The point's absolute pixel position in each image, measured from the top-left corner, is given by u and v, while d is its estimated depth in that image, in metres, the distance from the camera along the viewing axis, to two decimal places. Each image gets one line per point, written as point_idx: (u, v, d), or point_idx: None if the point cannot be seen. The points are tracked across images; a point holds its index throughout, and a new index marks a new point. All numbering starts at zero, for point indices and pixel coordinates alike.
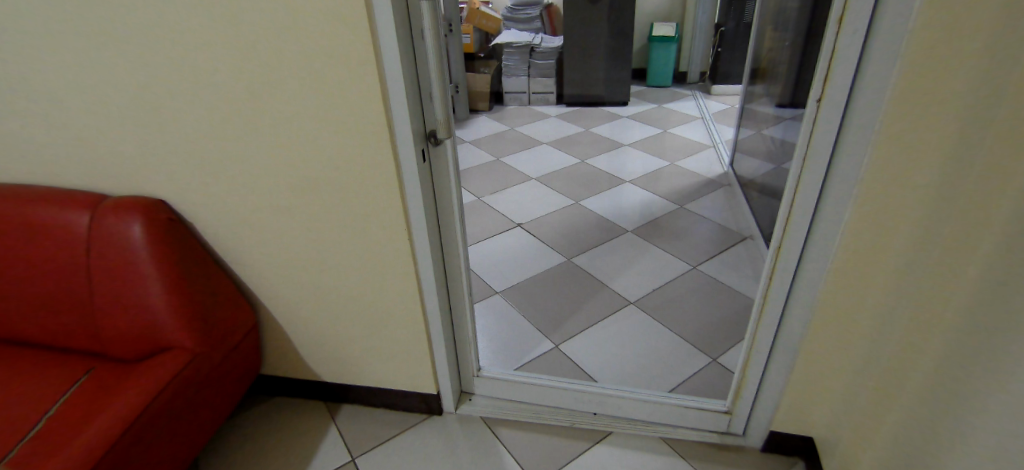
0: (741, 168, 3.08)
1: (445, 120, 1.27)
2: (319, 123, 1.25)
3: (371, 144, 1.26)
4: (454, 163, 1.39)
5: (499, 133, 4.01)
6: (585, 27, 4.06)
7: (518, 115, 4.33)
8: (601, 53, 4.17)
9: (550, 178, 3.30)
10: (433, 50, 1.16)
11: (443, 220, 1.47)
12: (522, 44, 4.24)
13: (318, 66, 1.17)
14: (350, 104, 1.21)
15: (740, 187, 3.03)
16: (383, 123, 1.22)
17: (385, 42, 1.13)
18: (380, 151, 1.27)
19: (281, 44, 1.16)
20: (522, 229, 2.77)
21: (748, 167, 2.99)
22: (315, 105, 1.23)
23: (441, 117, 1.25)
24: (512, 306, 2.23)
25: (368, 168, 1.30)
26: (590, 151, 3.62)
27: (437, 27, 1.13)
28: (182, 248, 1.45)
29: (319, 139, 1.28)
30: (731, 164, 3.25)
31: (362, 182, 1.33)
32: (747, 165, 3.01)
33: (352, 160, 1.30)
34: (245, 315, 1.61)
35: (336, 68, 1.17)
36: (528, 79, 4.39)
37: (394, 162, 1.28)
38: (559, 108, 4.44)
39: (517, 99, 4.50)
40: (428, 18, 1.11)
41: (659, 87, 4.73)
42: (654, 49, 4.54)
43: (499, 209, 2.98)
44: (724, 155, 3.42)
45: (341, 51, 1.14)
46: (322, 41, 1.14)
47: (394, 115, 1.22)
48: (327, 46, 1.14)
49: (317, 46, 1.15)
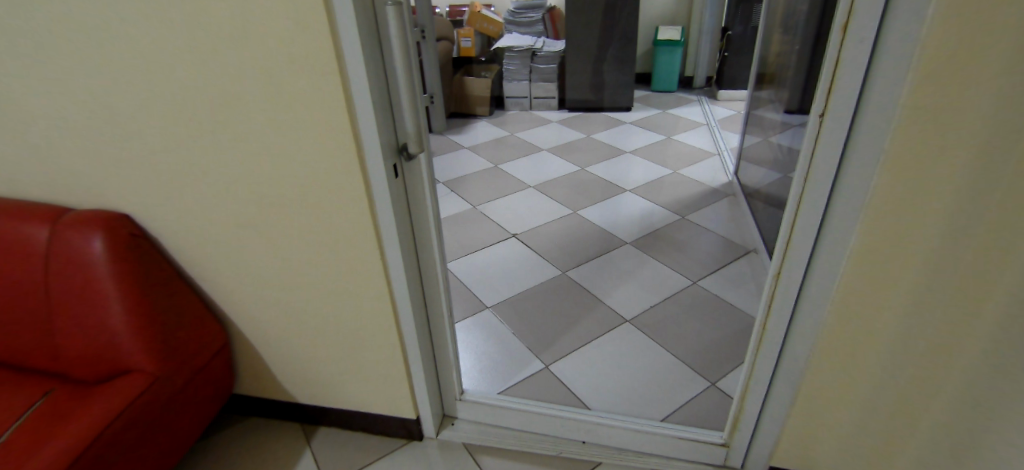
0: (746, 178, 2.97)
1: (417, 134, 1.18)
2: (283, 135, 1.17)
3: (339, 157, 1.18)
4: (429, 178, 1.30)
5: (498, 139, 3.92)
6: (587, 31, 3.98)
7: (518, 120, 4.23)
8: (604, 58, 4.07)
9: (549, 186, 3.20)
10: (400, 59, 1.08)
11: (420, 238, 1.38)
12: (523, 48, 4.15)
13: (279, 74, 1.09)
14: (315, 115, 1.13)
15: (746, 197, 2.91)
16: (349, 135, 1.14)
17: (346, 45, 1.04)
18: (348, 166, 1.19)
19: (239, 46, 1.07)
20: (516, 240, 2.68)
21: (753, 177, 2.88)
22: (278, 112, 1.14)
23: (411, 130, 1.16)
24: (504, 322, 2.13)
25: (338, 182, 1.22)
26: (591, 159, 3.51)
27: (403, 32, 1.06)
28: (145, 264, 1.37)
29: (282, 149, 1.19)
30: (736, 173, 3.14)
31: (331, 197, 1.25)
32: (753, 176, 2.90)
33: (318, 171, 1.21)
34: (213, 335, 1.52)
35: (297, 78, 1.09)
36: (529, 84, 4.29)
37: (363, 177, 1.20)
38: (561, 113, 4.33)
39: (518, 104, 4.39)
40: (395, 25, 1.05)
41: (664, 92, 4.62)
42: (659, 53, 4.44)
43: (495, 218, 2.88)
44: (729, 164, 3.31)
45: (303, 61, 1.06)
46: (283, 48, 1.06)
47: (361, 128, 1.14)
48: (287, 49, 1.06)
49: (279, 53, 1.06)
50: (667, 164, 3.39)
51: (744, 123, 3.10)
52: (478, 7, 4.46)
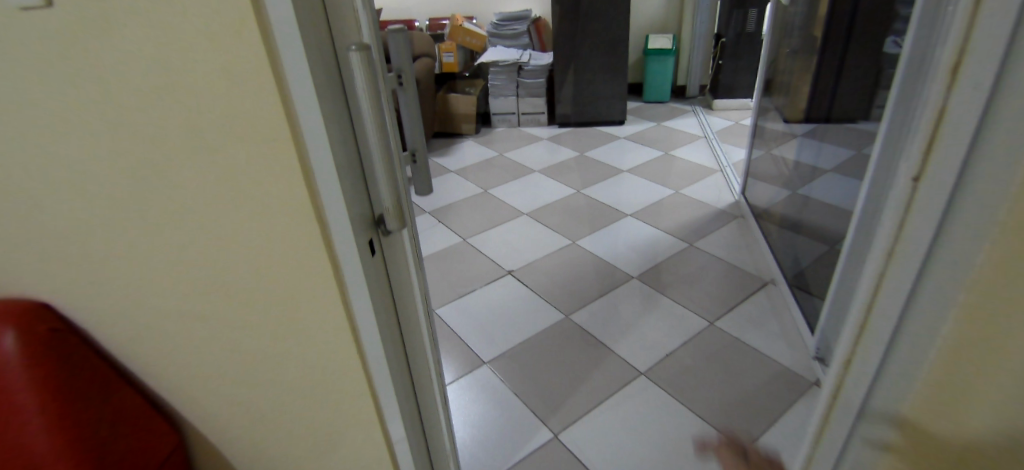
0: (758, 199, 2.81)
1: (397, 207, 0.91)
2: (210, 229, 0.84)
3: (298, 250, 0.88)
4: (414, 253, 1.04)
5: (486, 160, 3.69)
6: (576, 42, 3.78)
7: (506, 138, 4.00)
8: (594, 70, 3.88)
9: (544, 213, 2.98)
10: (370, 117, 0.82)
11: (405, 323, 1.15)
12: (509, 63, 3.92)
13: (198, 150, 0.76)
14: (260, 199, 0.81)
15: (757, 220, 2.71)
16: (311, 220, 0.84)
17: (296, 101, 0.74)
18: (312, 259, 0.89)
19: (138, 102, 0.73)
20: (513, 278, 2.45)
21: (772, 197, 2.70)
22: (199, 200, 0.81)
23: (389, 202, 0.90)
24: (505, 380, 1.90)
25: (299, 279, 0.92)
26: (586, 179, 3.29)
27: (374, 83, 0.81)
28: (76, 366, 0.97)
29: (224, 243, 0.86)
30: (743, 192, 2.94)
31: (291, 298, 0.95)
32: (771, 199, 2.70)
33: (277, 262, 0.89)
34: (171, 450, 1.11)
35: (228, 152, 0.77)
36: (516, 99, 4.06)
37: (334, 270, 0.91)
38: (551, 129, 4.11)
39: (506, 120, 4.16)
40: (361, 75, 0.79)
41: (657, 102, 4.42)
42: (650, 62, 4.24)
43: (488, 253, 2.65)
44: (733, 182, 3.11)
45: (234, 130, 0.75)
46: (201, 113, 0.73)
47: (327, 210, 0.84)
48: (217, 106, 0.73)
49: (194, 121, 0.74)
50: (668, 183, 3.18)
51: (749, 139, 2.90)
52: (460, 20, 4.24)
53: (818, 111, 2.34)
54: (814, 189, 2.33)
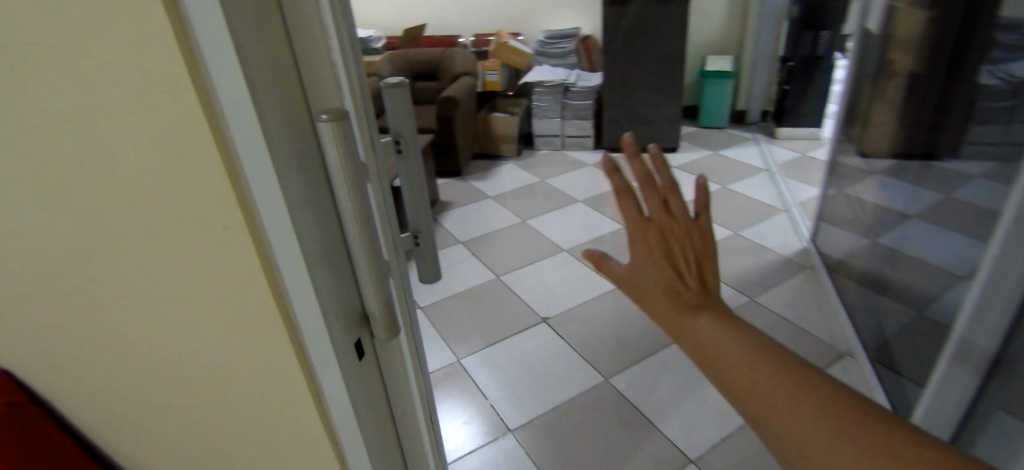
0: (829, 246, 2.49)
1: (384, 312, 0.67)
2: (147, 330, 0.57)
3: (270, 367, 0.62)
4: (416, 368, 0.81)
5: (526, 186, 3.45)
6: (627, 63, 3.53)
7: (548, 163, 3.76)
8: (647, 94, 3.61)
9: (585, 250, 2.71)
10: (347, 197, 0.58)
11: (405, 449, 0.87)
12: (554, 83, 3.69)
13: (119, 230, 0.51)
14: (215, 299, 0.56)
15: (832, 279, 2.39)
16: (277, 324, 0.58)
17: (249, 187, 0.51)
18: (287, 375, 0.63)
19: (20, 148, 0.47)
20: (547, 326, 2.20)
21: (846, 246, 2.37)
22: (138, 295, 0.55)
23: (375, 305, 0.65)
24: (532, 456, 1.66)
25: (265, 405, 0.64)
26: None
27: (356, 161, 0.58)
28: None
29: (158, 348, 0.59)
30: (813, 239, 2.63)
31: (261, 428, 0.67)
32: (844, 242, 2.38)
33: (245, 368, 0.62)
34: None
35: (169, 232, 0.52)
36: (561, 122, 3.82)
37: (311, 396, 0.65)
38: (597, 154, 3.84)
39: (549, 143, 3.91)
40: (335, 153, 0.56)
41: (713, 128, 4.09)
42: (706, 86, 3.92)
43: (522, 294, 2.40)
44: (802, 226, 2.76)
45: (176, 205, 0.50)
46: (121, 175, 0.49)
47: (300, 316, 0.59)
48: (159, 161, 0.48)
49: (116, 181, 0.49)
50: (725, 223, 2.86)
51: (825, 178, 2.57)
52: (506, 37, 4.05)
53: (897, 143, 2.01)
54: (894, 235, 2.00)
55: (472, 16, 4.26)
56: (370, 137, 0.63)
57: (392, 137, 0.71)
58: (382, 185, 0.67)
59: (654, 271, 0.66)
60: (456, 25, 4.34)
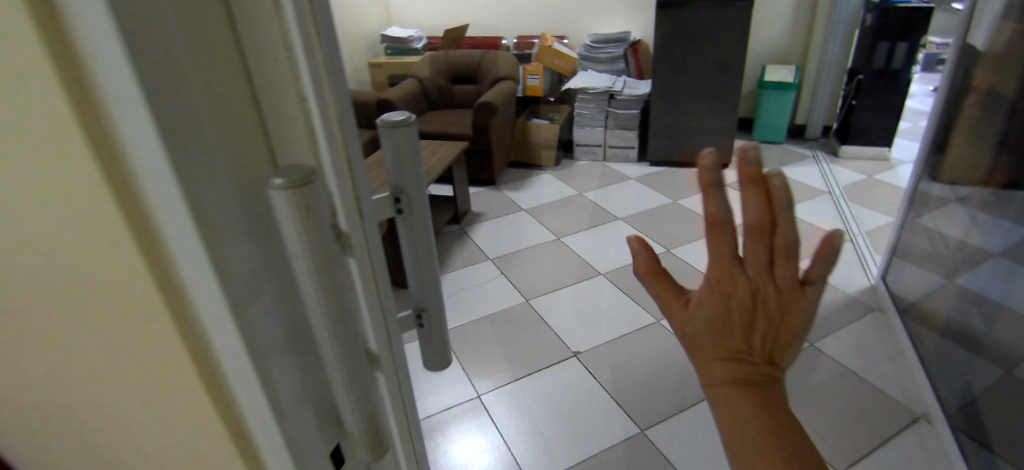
0: (907, 279, 2.16)
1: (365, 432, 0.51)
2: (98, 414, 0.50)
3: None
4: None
5: (562, 199, 3.25)
6: (679, 71, 3.28)
7: (588, 174, 3.54)
8: (698, 105, 3.35)
9: (624, 275, 2.48)
10: (315, 296, 0.43)
11: None
12: (599, 90, 3.46)
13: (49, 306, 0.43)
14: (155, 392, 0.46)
15: (904, 325, 2.07)
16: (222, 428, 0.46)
17: (193, 295, 0.39)
18: None
19: None
20: (578, 362, 2.00)
21: (928, 286, 2.04)
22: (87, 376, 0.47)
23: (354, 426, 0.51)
24: None
25: None
26: (678, 234, 2.76)
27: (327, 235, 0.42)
28: None
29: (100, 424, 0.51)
30: (883, 277, 2.32)
31: None
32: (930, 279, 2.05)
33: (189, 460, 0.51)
34: None
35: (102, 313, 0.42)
36: (604, 131, 3.59)
37: None
38: (640, 166, 3.59)
39: (590, 153, 3.68)
40: (293, 227, 0.39)
41: (769, 143, 3.77)
42: (763, 97, 3.62)
43: (552, 322, 2.21)
44: (871, 262, 2.46)
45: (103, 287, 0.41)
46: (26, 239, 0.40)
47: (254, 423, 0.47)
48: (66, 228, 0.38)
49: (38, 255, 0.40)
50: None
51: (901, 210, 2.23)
52: (550, 40, 3.85)
53: (1006, 171, 1.73)
54: (989, 276, 1.74)
55: (517, 17, 4.09)
56: (354, 195, 0.47)
57: (391, 192, 0.55)
58: (370, 258, 0.50)
59: (712, 306, 0.54)
60: (499, 27, 4.18)
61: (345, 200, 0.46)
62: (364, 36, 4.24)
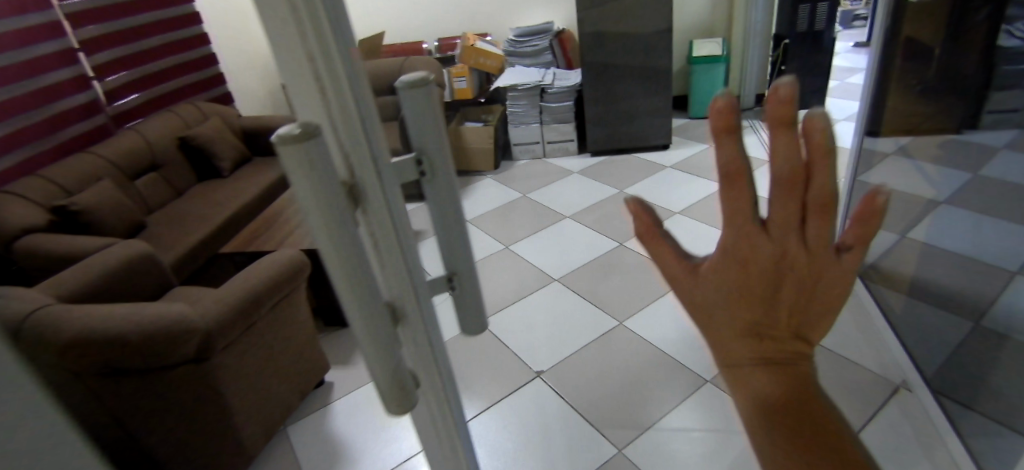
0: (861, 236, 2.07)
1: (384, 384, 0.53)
2: None
3: None
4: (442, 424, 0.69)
5: (506, 203, 3.08)
6: (606, 56, 3.16)
7: (529, 174, 3.38)
8: (631, 89, 3.25)
9: (579, 277, 2.33)
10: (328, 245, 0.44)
11: None
12: (529, 86, 3.29)
13: None
14: None
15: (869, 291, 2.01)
16: None
17: None
18: None
19: None
20: (544, 383, 1.84)
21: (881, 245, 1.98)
22: None
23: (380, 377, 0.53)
24: None
25: None
26: (629, 225, 2.64)
27: (334, 191, 0.43)
28: None
29: None
30: None
31: None
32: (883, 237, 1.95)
33: None
34: None
35: None
36: (540, 127, 3.44)
37: None
38: (582, 159, 3.46)
39: (529, 151, 3.54)
40: (305, 176, 0.41)
41: (706, 118, 3.70)
42: (695, 73, 3.56)
43: (510, 342, 2.04)
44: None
45: None
46: None
47: None
48: None
49: None
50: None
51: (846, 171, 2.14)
52: (473, 38, 3.68)
53: (928, 120, 1.66)
54: (933, 227, 1.67)
55: (434, 18, 3.90)
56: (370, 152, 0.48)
57: (415, 153, 0.53)
58: (388, 223, 0.51)
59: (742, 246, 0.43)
60: (418, 31, 3.98)
61: (362, 159, 0.47)
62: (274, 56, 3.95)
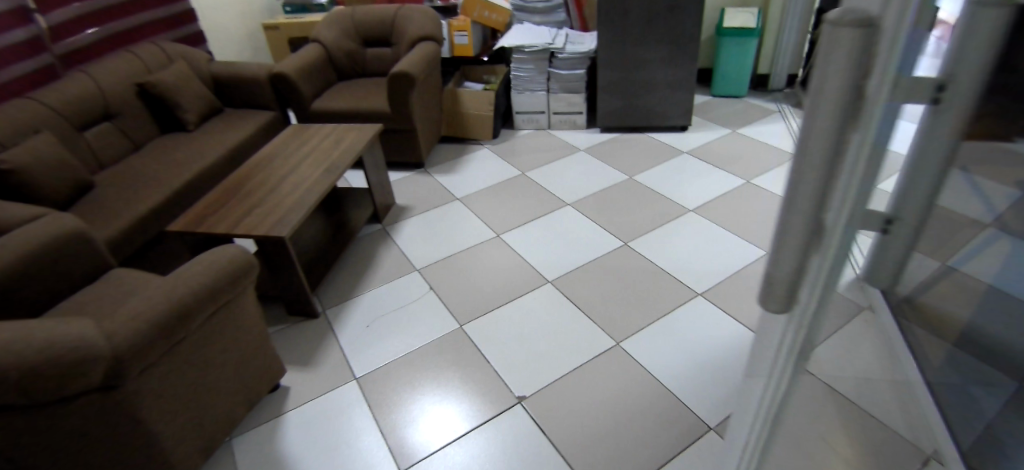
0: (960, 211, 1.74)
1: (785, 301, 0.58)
2: None
3: None
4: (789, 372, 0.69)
5: (501, 181, 2.77)
6: (625, 21, 2.78)
7: (530, 149, 3.05)
8: (651, 61, 2.89)
9: (575, 281, 2.07)
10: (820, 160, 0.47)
11: None
12: (537, 48, 2.92)
13: None
14: None
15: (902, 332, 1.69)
16: None
17: None
18: None
19: None
20: (524, 411, 1.60)
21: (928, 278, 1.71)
22: None
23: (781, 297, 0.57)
24: None
25: None
26: (635, 222, 2.36)
27: (838, 136, 0.45)
28: None
29: None
30: None
31: None
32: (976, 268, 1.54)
33: None
34: None
35: None
36: (546, 95, 3.09)
37: None
38: (590, 134, 3.14)
39: (532, 121, 3.21)
40: (836, 75, 0.43)
41: (730, 97, 3.36)
42: (723, 46, 3.19)
43: (490, 354, 1.80)
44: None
45: None
46: None
47: None
48: None
49: None
50: (753, 239, 2.20)
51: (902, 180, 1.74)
52: None
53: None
54: None
55: None
56: (897, 78, 0.45)
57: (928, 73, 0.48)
58: (872, 158, 0.49)
59: None
60: None
61: (880, 97, 0.44)
62: None
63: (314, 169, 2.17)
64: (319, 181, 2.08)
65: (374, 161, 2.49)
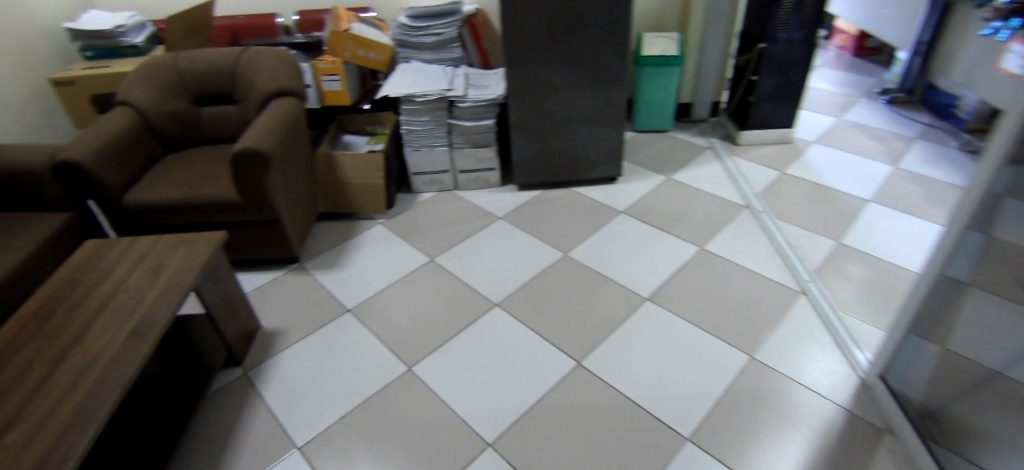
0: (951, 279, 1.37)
1: None
2: None
3: None
4: None
5: (405, 274, 2.16)
6: (538, 60, 2.27)
7: (436, 221, 2.45)
8: (572, 106, 2.40)
9: (529, 436, 1.53)
10: None
11: None
12: (432, 97, 2.33)
13: None
14: None
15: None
16: None
17: None
18: None
19: None
20: None
21: (966, 380, 1.42)
22: None
23: None
24: None
25: None
26: (585, 325, 1.87)
27: None
28: None
29: None
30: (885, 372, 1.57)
31: None
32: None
33: None
34: None
35: None
36: (449, 152, 2.52)
37: None
38: (506, 193, 2.62)
39: (435, 182, 2.62)
40: None
41: (655, 131, 3.00)
42: (644, 77, 2.79)
43: None
44: (841, 331, 1.78)
45: None
46: None
47: None
48: None
49: None
50: (727, 336, 1.80)
51: (929, 261, 1.37)
52: (347, 19, 2.58)
53: None
54: None
55: None
56: None
57: None
58: None
59: None
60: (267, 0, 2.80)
61: None
62: (38, 33, 2.61)
63: (113, 331, 1.42)
64: (122, 357, 1.35)
65: (224, 283, 1.77)
